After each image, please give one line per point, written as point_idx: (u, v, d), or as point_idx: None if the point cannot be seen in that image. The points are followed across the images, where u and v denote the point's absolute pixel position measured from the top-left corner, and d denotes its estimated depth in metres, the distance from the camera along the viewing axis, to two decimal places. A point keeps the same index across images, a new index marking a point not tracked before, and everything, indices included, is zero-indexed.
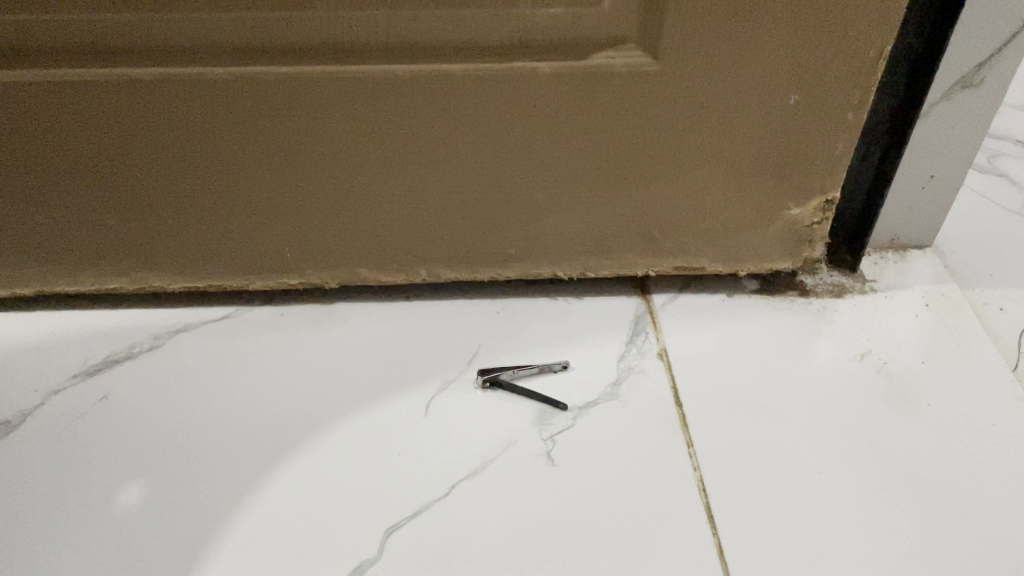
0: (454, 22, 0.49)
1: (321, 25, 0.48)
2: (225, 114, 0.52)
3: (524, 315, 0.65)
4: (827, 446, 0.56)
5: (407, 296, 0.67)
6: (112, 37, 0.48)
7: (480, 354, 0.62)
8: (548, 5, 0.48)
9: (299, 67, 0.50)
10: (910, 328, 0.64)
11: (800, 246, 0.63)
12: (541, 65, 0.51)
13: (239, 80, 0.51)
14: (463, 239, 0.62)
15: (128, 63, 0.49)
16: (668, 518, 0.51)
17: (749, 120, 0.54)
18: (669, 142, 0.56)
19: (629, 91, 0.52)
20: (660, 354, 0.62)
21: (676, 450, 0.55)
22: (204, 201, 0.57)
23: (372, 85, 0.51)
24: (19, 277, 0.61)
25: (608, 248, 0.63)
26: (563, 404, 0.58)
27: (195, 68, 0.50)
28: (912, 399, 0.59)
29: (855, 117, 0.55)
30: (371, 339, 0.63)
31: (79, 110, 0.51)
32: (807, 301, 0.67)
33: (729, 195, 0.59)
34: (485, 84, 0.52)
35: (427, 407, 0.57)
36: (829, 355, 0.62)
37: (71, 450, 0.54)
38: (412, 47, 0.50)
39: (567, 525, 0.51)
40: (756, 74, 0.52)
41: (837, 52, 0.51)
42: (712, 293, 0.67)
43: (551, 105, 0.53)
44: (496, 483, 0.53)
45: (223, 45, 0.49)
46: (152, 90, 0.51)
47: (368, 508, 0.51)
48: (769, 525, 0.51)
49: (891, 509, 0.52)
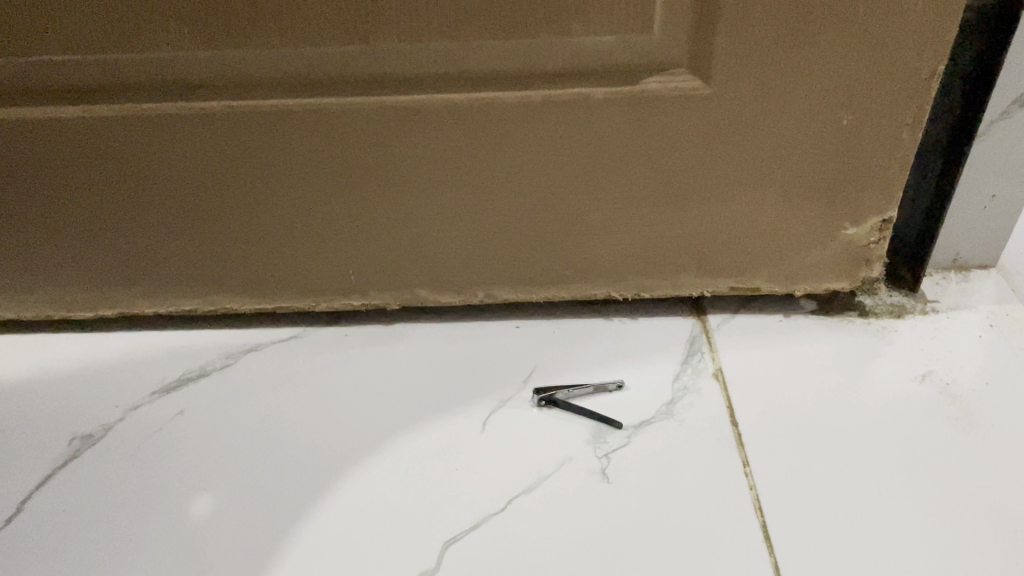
0: (511, 51, 0.51)
1: (384, 57, 0.51)
2: (293, 142, 0.55)
3: (580, 335, 0.66)
4: (887, 466, 0.55)
5: (465, 317, 0.68)
6: (191, 73, 0.51)
7: (537, 373, 0.63)
8: (602, 33, 0.50)
9: (362, 98, 0.53)
10: (973, 348, 0.63)
11: (858, 265, 0.63)
12: (593, 91, 0.53)
13: (306, 111, 0.53)
14: (520, 260, 0.63)
15: (205, 97, 0.53)
16: (724, 535, 0.52)
17: (802, 141, 0.55)
18: (722, 164, 0.56)
19: (681, 115, 0.54)
20: (715, 374, 0.62)
21: (731, 469, 0.55)
22: (272, 227, 0.60)
23: (431, 113, 0.54)
24: (102, 299, 0.65)
25: (663, 269, 0.64)
26: (618, 423, 0.58)
27: (266, 101, 0.53)
28: (975, 420, 0.58)
29: (911, 137, 0.55)
30: (432, 359, 0.65)
31: (159, 140, 0.55)
32: (866, 321, 0.66)
33: (783, 215, 0.60)
34: (540, 110, 0.53)
35: (484, 424, 0.59)
36: (889, 375, 0.62)
37: (147, 462, 0.57)
38: (470, 76, 0.52)
39: (622, 541, 0.51)
40: (808, 96, 0.52)
41: (890, 73, 0.51)
42: (768, 313, 0.67)
43: (604, 130, 0.54)
44: (553, 499, 0.54)
45: (293, 78, 0.52)
46: (227, 121, 0.54)
47: (428, 521, 0.52)
48: (826, 545, 0.51)
49: (953, 531, 0.51)
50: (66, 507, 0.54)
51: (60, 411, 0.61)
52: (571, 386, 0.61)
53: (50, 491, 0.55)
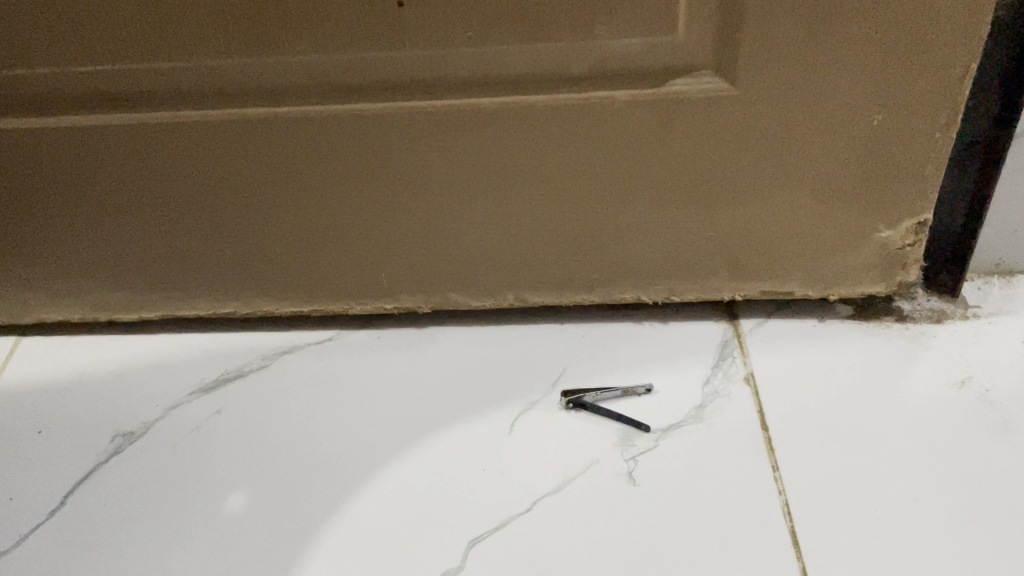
0: (536, 56, 0.51)
1: (412, 63, 0.52)
2: (326, 146, 0.56)
3: (610, 339, 0.66)
4: (921, 473, 0.54)
5: (496, 320, 0.69)
6: (228, 80, 0.53)
7: (565, 376, 0.63)
8: (626, 36, 0.50)
9: (392, 104, 0.54)
10: (1016, 354, 0.62)
11: (894, 269, 0.62)
12: (618, 93, 0.53)
13: (338, 117, 0.55)
14: (549, 264, 0.64)
15: (242, 103, 0.54)
16: (751, 540, 0.51)
17: (831, 142, 0.54)
18: (750, 165, 0.56)
19: (709, 117, 0.53)
20: (746, 379, 0.62)
21: (761, 473, 0.55)
22: (306, 231, 0.62)
23: (458, 117, 0.55)
24: (146, 301, 0.67)
25: (693, 272, 0.64)
26: (645, 426, 0.58)
27: (300, 107, 0.54)
28: (1015, 427, 0.57)
29: (945, 137, 0.54)
30: (462, 361, 0.65)
31: (197, 146, 0.56)
32: (904, 326, 0.65)
33: (814, 218, 0.59)
34: (567, 113, 0.54)
35: (512, 426, 0.59)
36: (925, 382, 0.60)
37: (184, 459, 0.59)
38: (497, 80, 0.53)
39: (647, 544, 0.51)
40: (836, 95, 0.52)
41: (921, 71, 0.50)
42: (803, 318, 0.67)
43: (630, 132, 0.55)
44: (579, 500, 0.54)
45: (324, 85, 0.53)
46: (262, 126, 0.55)
47: (454, 520, 0.53)
48: (856, 551, 0.50)
49: (988, 540, 0.50)
50: (106, 501, 0.56)
51: (104, 408, 0.63)
52: (601, 389, 0.61)
53: (91, 486, 0.57)
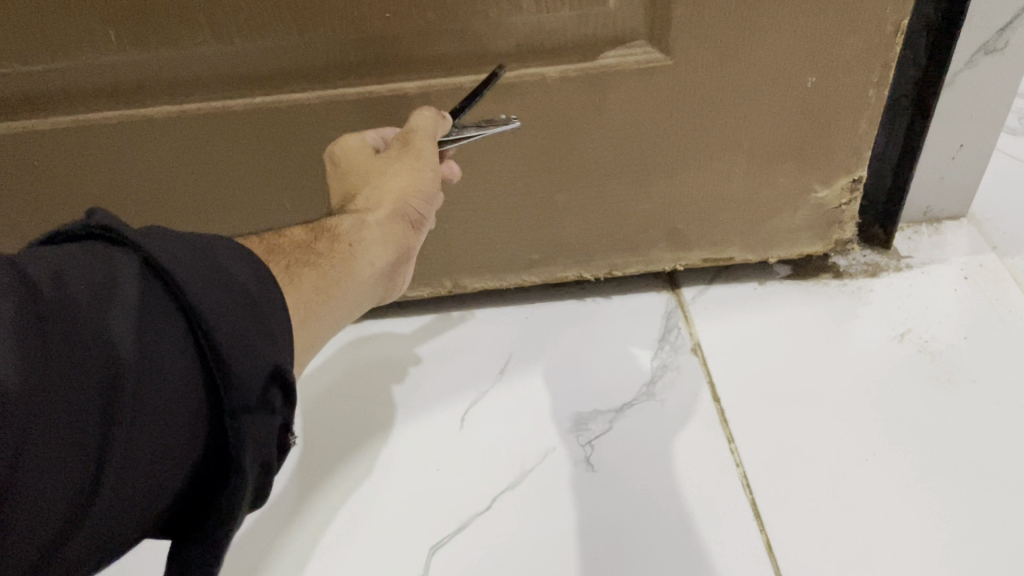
0: (459, 34, 0.48)
1: (325, 49, 0.48)
2: (238, 142, 0.52)
3: (555, 319, 0.65)
4: (870, 431, 0.55)
5: (436, 308, 0.67)
6: (123, 79, 0.48)
7: (513, 363, 0.62)
8: (554, 9, 0.47)
9: (307, 93, 0.50)
10: (950, 303, 0.63)
11: (830, 228, 0.62)
12: (549, 70, 0.50)
13: (249, 111, 0.50)
14: (484, 245, 0.62)
15: (141, 103, 0.49)
16: (713, 517, 0.51)
17: (765, 107, 0.53)
18: (686, 133, 0.54)
19: (643, 87, 0.51)
20: (694, 350, 0.62)
21: (718, 446, 0.55)
22: (223, 228, 0.58)
23: (382, 104, 0.51)
24: None
25: (633, 245, 0.63)
26: (508, 71, 0.49)
27: (207, 103, 0.50)
28: (955, 377, 0.58)
29: (877, 94, 0.53)
30: (367, 354, 0.64)
31: (93, 153, 0.52)
32: (841, 282, 0.65)
33: (751, 182, 0.58)
34: (494, 91, 0.51)
35: (462, 421, 0.59)
36: (867, 337, 0.61)
37: None
38: (418, 61, 0.49)
39: (609, 532, 0.51)
40: (771, 57, 0.50)
41: (853, 30, 0.49)
42: (743, 281, 0.66)
43: (561, 108, 0.52)
44: (536, 493, 0.54)
45: (231, 76, 0.49)
46: (166, 127, 0.51)
47: (417, 526, 0.52)
48: (814, 519, 0.51)
49: (938, 494, 0.51)
50: None
51: None
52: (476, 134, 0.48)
53: None
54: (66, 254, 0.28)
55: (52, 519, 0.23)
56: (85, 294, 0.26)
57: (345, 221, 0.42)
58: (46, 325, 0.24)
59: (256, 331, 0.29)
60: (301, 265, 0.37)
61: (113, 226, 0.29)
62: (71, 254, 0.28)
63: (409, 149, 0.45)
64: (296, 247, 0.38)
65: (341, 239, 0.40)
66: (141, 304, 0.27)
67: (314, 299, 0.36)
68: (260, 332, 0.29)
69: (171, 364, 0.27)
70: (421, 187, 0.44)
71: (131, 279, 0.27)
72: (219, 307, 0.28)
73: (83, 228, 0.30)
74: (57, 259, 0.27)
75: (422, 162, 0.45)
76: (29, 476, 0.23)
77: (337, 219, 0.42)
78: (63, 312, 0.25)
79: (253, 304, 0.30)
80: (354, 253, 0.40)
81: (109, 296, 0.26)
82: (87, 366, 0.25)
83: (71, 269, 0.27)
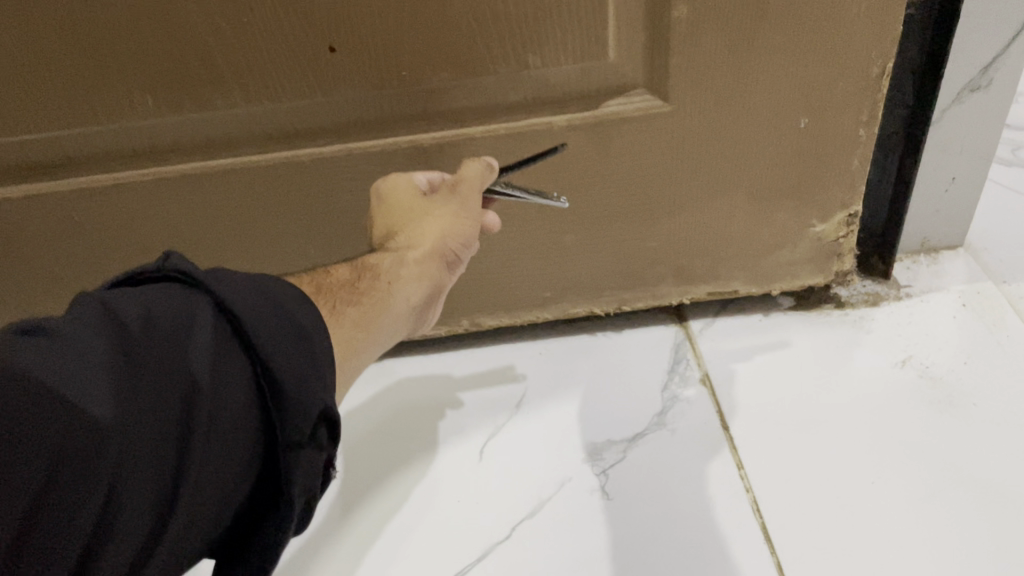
0: (470, 90, 0.51)
1: (347, 106, 0.51)
2: (265, 193, 0.56)
3: (568, 354, 0.68)
4: (876, 454, 0.57)
5: (453, 347, 0.70)
6: (159, 138, 0.52)
7: (529, 397, 0.65)
8: (559, 63, 0.50)
9: (330, 146, 0.54)
10: (949, 329, 0.65)
11: (830, 260, 0.65)
12: (555, 119, 0.53)
13: (276, 165, 0.54)
14: (497, 284, 0.65)
15: (175, 160, 0.53)
16: (727, 540, 0.53)
17: (761, 147, 0.56)
18: (686, 174, 0.57)
19: (645, 132, 0.54)
20: (703, 380, 0.64)
21: (727, 472, 0.57)
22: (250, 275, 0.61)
23: (399, 155, 0.54)
24: None
25: (640, 281, 0.65)
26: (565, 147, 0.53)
27: (237, 159, 0.53)
28: (956, 400, 0.60)
29: (867, 133, 0.56)
30: (391, 394, 0.67)
31: (130, 207, 0.55)
32: (842, 312, 0.68)
33: (751, 219, 0.61)
34: (504, 139, 0.54)
35: (481, 453, 0.61)
36: (869, 364, 0.63)
37: None
38: (433, 114, 0.53)
39: (624, 557, 0.53)
40: (765, 101, 0.53)
41: (840, 74, 0.52)
42: (747, 313, 0.69)
43: (567, 153, 0.55)
44: (555, 521, 0.56)
45: (258, 134, 0.52)
46: (199, 182, 0.54)
47: (442, 555, 0.55)
48: (824, 540, 0.53)
49: (943, 513, 0.53)
50: None
51: None
52: (520, 194, 0.52)
53: None
54: (150, 293, 0.31)
55: (136, 541, 0.26)
56: (166, 330, 0.29)
57: (386, 262, 0.44)
58: (135, 364, 0.28)
59: (307, 366, 0.32)
60: (346, 303, 0.40)
61: (186, 269, 0.32)
62: (154, 294, 0.31)
63: (457, 196, 0.48)
64: (341, 285, 0.41)
65: (380, 278, 0.43)
66: (214, 341, 0.30)
67: (353, 333, 0.39)
68: (309, 364, 0.32)
69: (239, 400, 0.30)
70: (461, 232, 0.47)
71: (206, 319, 0.30)
72: (276, 343, 0.31)
73: (160, 270, 0.33)
74: (143, 299, 0.30)
75: (466, 212, 0.48)
76: (123, 497, 0.26)
77: (379, 258, 0.45)
78: (147, 349, 0.28)
79: (305, 337, 0.32)
80: (388, 292, 0.43)
81: (187, 335, 0.29)
82: (170, 399, 0.28)
83: (155, 307, 0.29)
